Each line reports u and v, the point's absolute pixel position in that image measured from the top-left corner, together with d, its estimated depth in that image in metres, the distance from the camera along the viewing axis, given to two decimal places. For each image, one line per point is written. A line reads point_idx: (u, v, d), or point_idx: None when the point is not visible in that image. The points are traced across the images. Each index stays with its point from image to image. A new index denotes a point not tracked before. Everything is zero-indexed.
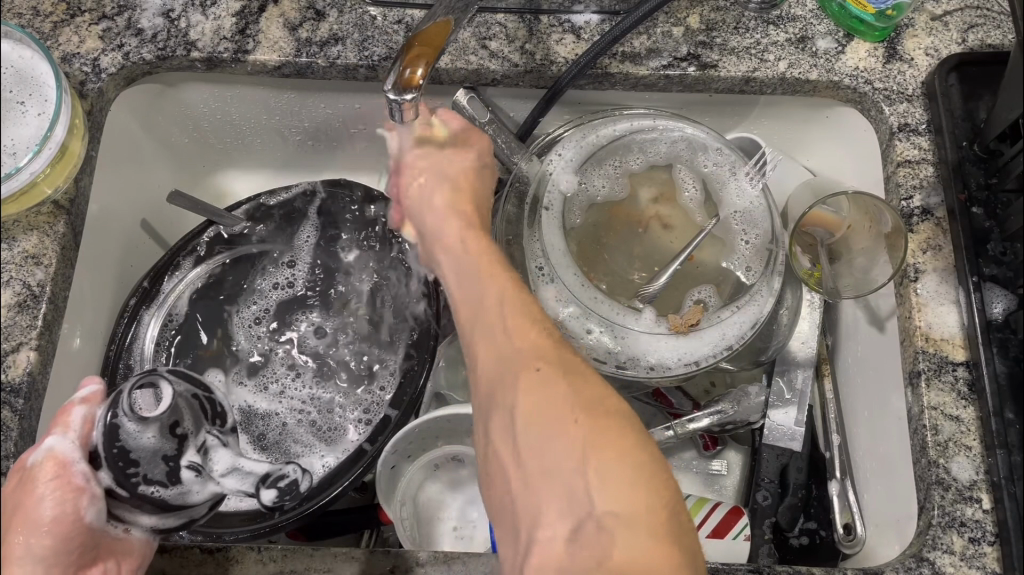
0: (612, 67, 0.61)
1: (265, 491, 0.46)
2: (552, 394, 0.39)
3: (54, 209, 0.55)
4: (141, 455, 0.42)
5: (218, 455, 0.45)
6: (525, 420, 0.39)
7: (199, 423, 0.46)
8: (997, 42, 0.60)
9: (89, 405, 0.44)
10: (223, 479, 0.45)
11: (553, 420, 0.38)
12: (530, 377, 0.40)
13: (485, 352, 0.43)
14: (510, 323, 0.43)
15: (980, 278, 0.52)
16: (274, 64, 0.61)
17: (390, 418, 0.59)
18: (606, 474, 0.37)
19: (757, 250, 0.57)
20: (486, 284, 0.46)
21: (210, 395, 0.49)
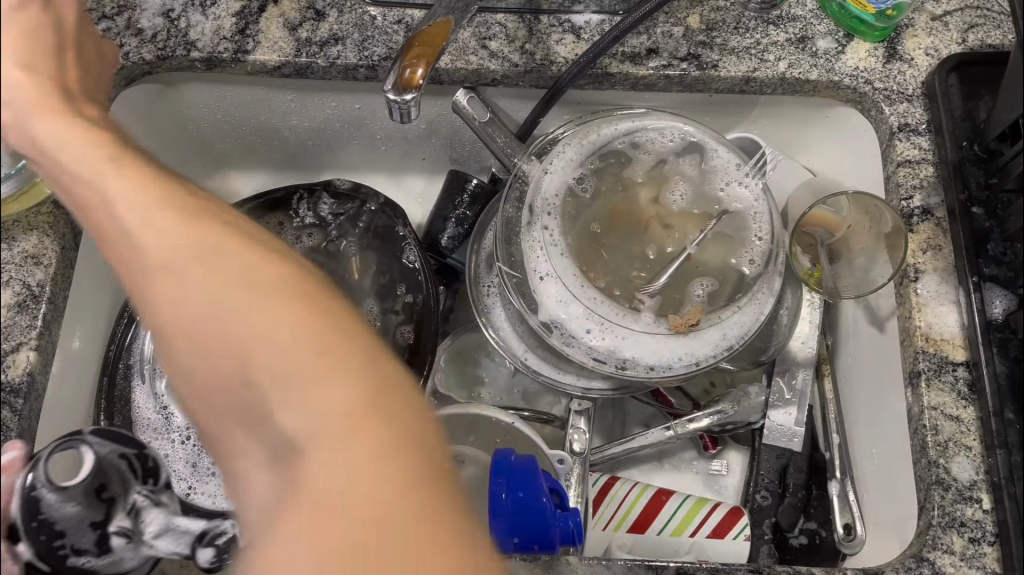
0: (612, 67, 0.61)
1: (201, 551, 0.44)
2: (291, 326, 0.39)
3: (54, 209, 0.55)
4: (66, 526, 0.43)
5: (151, 516, 0.45)
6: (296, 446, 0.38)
7: (128, 485, 0.45)
8: (998, 42, 0.60)
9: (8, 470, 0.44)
10: (156, 541, 0.45)
11: (383, 492, 0.36)
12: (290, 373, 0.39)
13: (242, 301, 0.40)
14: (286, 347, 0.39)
15: (981, 278, 0.52)
16: (274, 64, 0.61)
17: None
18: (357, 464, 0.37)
19: (764, 249, 0.57)
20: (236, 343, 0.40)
21: (144, 450, 0.47)
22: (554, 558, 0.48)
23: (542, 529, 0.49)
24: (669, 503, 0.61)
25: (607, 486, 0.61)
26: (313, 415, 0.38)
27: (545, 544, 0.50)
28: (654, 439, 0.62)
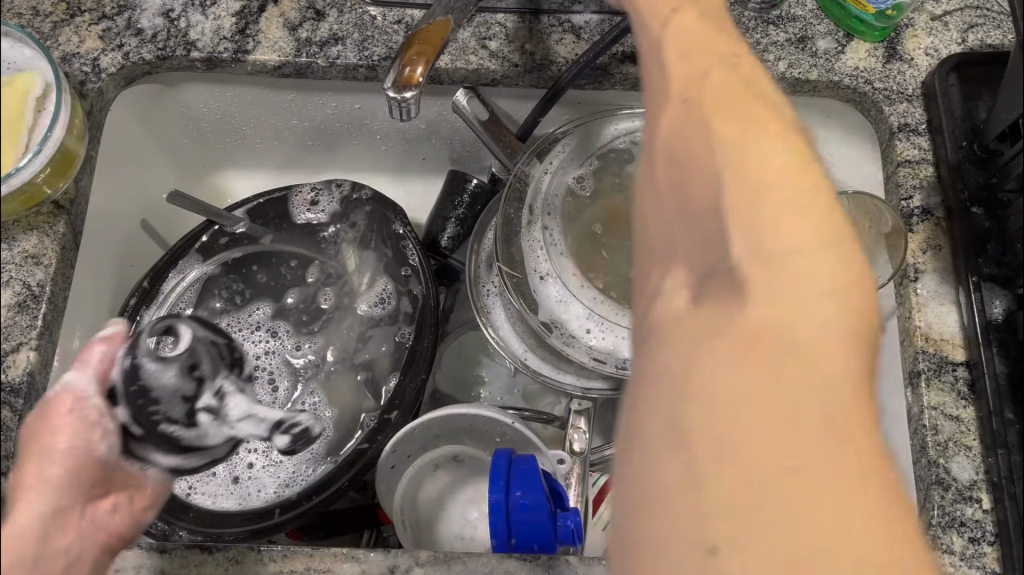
0: (612, 67, 0.61)
1: (281, 436, 0.53)
2: (763, 155, 0.29)
3: (54, 209, 0.55)
4: (161, 394, 0.43)
5: (234, 400, 0.46)
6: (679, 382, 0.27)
7: (217, 368, 0.46)
8: (998, 42, 0.60)
9: (111, 345, 0.45)
10: (238, 422, 0.46)
11: (823, 363, 0.25)
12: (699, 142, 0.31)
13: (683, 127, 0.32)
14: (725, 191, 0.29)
15: (980, 279, 0.52)
16: (274, 64, 0.61)
17: (390, 419, 0.59)
18: (790, 230, 0.27)
19: None
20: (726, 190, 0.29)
21: (230, 342, 0.49)
22: (554, 559, 0.48)
23: (543, 531, 0.49)
24: None
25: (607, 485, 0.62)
26: (764, 227, 0.27)
27: (545, 544, 0.49)
28: None
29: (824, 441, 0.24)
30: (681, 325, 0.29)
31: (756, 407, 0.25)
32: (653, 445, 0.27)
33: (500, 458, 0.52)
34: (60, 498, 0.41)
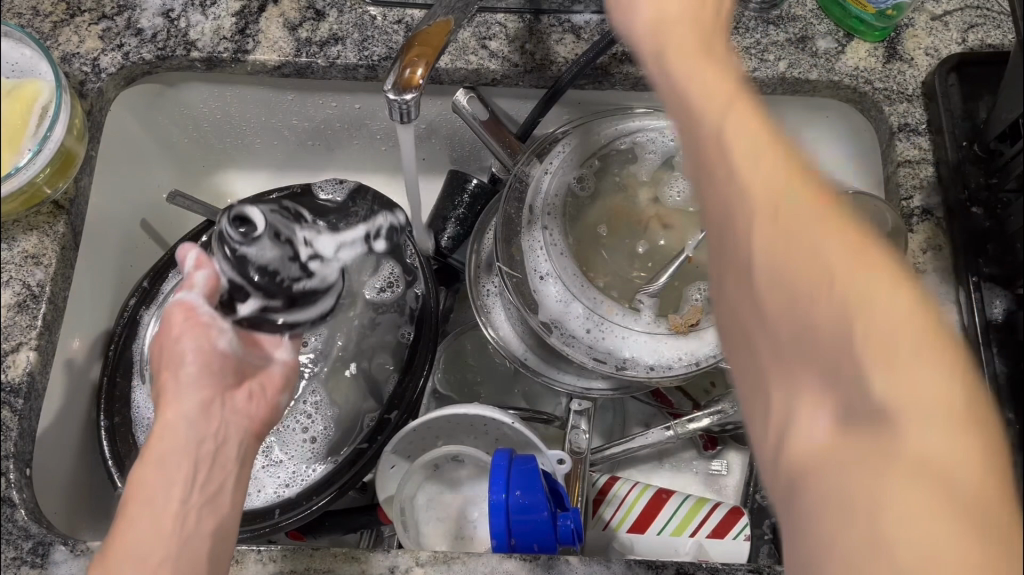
0: (612, 67, 0.61)
1: (377, 242, 0.59)
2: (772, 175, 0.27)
3: (54, 209, 0.55)
4: (274, 264, 0.50)
5: (322, 240, 0.55)
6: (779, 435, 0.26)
7: (290, 223, 0.53)
8: (998, 42, 0.60)
9: (205, 268, 0.50)
10: (337, 257, 0.55)
11: (913, 328, 0.24)
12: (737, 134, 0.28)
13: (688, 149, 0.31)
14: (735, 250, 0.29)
15: (979, 279, 0.52)
16: (274, 64, 0.61)
17: (390, 419, 0.60)
18: (827, 242, 0.25)
19: None
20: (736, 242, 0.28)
21: (282, 204, 0.55)
22: (554, 558, 0.48)
23: (543, 531, 0.49)
24: (668, 504, 0.60)
25: (607, 486, 0.62)
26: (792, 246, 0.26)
27: (545, 544, 0.49)
28: (654, 439, 0.62)
29: (944, 418, 0.23)
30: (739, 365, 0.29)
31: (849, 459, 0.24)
32: (772, 504, 0.27)
33: (500, 457, 0.52)
34: (201, 389, 0.48)
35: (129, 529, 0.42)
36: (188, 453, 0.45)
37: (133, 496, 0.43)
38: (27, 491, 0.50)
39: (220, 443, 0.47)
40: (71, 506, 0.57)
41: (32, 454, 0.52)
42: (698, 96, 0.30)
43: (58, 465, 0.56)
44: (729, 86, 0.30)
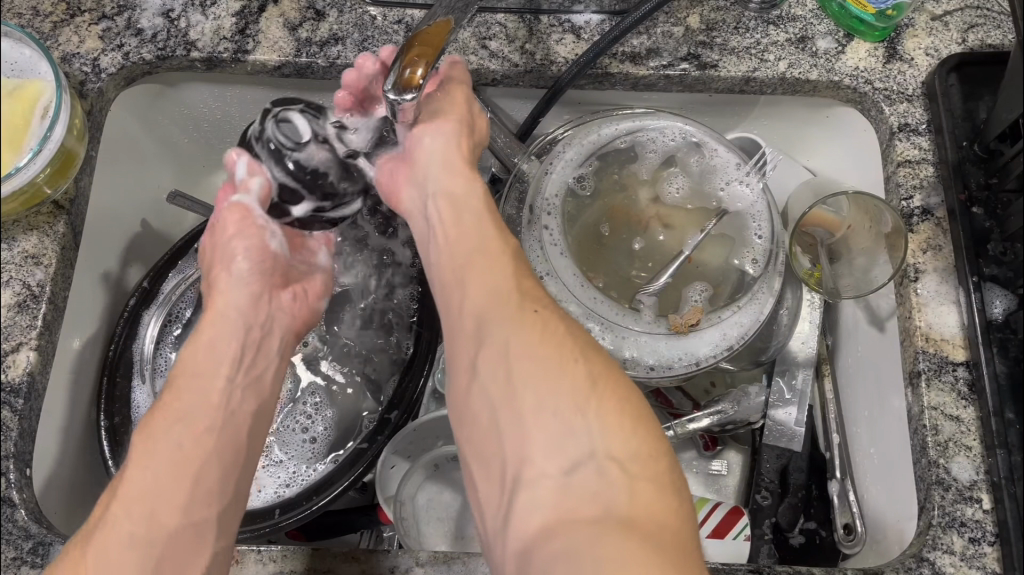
0: (612, 67, 0.61)
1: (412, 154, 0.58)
2: (520, 344, 0.42)
3: (54, 209, 0.55)
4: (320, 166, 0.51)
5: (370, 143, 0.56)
6: (519, 366, 0.41)
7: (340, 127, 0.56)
8: (998, 42, 0.60)
9: (258, 176, 0.52)
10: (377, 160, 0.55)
11: (556, 412, 0.40)
12: (474, 269, 0.46)
13: (481, 294, 0.45)
14: (511, 276, 0.45)
15: (980, 279, 0.52)
16: (274, 64, 0.61)
17: (390, 419, 0.59)
18: (532, 397, 0.40)
19: (764, 248, 0.57)
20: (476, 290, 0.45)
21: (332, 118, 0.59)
22: None
23: None
24: None
25: None
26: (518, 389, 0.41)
27: None
28: None
29: (549, 367, 0.41)
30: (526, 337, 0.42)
31: (559, 405, 0.40)
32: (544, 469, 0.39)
33: None
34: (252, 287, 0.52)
35: (173, 416, 0.47)
36: (236, 339, 0.50)
37: (177, 389, 0.48)
38: (27, 491, 0.50)
39: (267, 329, 0.53)
40: (72, 506, 0.57)
41: (32, 455, 0.52)
42: (456, 193, 0.49)
43: (59, 465, 0.56)
44: (503, 247, 0.47)
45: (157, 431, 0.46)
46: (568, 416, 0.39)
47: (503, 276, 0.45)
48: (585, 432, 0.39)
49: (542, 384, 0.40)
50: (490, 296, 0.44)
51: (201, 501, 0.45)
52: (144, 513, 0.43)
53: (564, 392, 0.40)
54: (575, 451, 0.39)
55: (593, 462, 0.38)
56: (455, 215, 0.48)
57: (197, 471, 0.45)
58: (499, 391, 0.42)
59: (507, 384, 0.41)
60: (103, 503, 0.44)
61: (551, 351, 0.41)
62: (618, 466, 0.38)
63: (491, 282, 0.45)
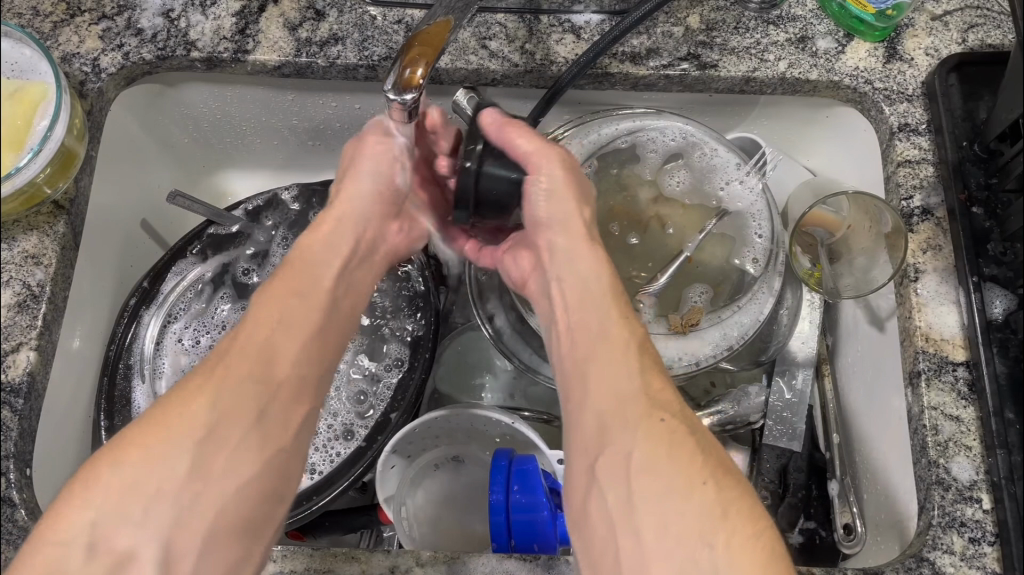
0: (612, 67, 0.61)
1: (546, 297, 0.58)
2: (649, 453, 0.41)
3: (54, 209, 0.55)
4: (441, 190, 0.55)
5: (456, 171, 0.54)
6: (646, 468, 0.40)
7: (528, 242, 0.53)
8: (998, 42, 0.60)
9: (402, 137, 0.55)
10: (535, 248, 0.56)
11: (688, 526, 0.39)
12: (601, 369, 0.45)
13: (606, 391, 0.44)
14: (637, 376, 0.44)
15: (980, 278, 0.52)
16: (274, 64, 0.61)
17: (390, 419, 0.59)
18: (658, 505, 0.39)
19: (767, 244, 0.57)
20: (603, 390, 0.44)
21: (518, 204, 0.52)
22: (554, 558, 0.48)
23: (541, 529, 0.50)
24: None
25: None
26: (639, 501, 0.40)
27: (544, 544, 0.51)
28: None
29: (682, 478, 0.40)
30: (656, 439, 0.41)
31: (685, 522, 0.39)
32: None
33: (501, 457, 0.53)
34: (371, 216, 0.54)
35: (299, 287, 0.50)
36: (351, 238, 0.53)
37: (296, 271, 0.50)
38: (27, 491, 0.50)
39: (376, 240, 0.56)
40: None
41: (32, 455, 0.52)
42: (579, 268, 0.50)
43: (60, 465, 0.56)
44: (631, 341, 0.46)
45: (285, 296, 0.49)
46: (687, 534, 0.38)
47: (627, 374, 0.44)
48: (711, 560, 0.37)
49: (662, 495, 0.40)
50: (615, 396, 0.43)
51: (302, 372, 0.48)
52: (261, 374, 0.45)
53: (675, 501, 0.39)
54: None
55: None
56: (580, 296, 0.49)
57: (311, 343, 0.49)
58: (616, 492, 0.41)
59: (622, 488, 0.41)
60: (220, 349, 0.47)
61: (683, 465, 0.41)
62: None
63: (618, 381, 0.44)
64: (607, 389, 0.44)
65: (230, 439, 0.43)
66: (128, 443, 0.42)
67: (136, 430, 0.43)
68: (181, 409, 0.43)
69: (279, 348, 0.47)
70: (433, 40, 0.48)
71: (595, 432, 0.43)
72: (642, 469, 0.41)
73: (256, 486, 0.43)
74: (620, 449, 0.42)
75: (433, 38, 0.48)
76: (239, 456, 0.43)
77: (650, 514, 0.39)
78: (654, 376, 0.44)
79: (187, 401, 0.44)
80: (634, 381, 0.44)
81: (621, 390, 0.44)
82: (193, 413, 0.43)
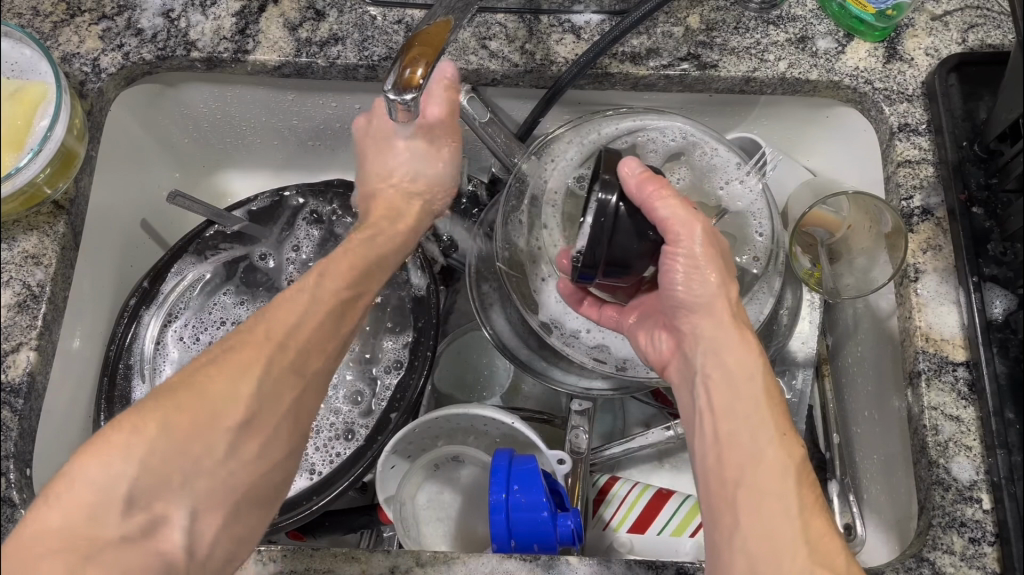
0: (612, 67, 0.61)
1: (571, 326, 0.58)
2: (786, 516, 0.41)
3: (54, 209, 0.55)
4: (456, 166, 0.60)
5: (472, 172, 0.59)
6: (777, 536, 0.41)
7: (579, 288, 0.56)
8: (998, 42, 0.60)
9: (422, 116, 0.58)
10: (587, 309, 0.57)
11: None
12: (732, 423, 0.45)
13: (741, 450, 0.44)
14: (776, 440, 0.43)
15: (980, 279, 0.52)
16: (274, 64, 0.61)
17: (390, 419, 0.59)
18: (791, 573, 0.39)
19: (767, 243, 0.57)
20: (743, 445, 0.44)
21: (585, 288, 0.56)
22: (553, 559, 0.48)
23: (542, 529, 0.50)
24: (669, 502, 0.61)
25: (607, 486, 0.62)
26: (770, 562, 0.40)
27: (545, 544, 0.51)
28: (654, 439, 0.61)
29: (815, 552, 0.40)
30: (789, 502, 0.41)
31: None
32: None
33: (500, 457, 0.53)
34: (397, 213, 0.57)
35: (350, 283, 0.48)
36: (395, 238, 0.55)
37: (351, 263, 0.50)
38: (28, 491, 0.50)
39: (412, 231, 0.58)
40: None
41: (32, 455, 0.52)
42: (715, 307, 0.48)
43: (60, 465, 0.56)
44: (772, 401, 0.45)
45: (341, 291, 0.47)
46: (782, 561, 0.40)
47: (764, 432, 0.44)
48: None
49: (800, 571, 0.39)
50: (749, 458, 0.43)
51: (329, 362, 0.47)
52: (304, 355, 0.44)
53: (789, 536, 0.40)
54: None
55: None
56: (715, 349, 0.47)
57: (348, 339, 0.48)
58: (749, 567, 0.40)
59: (762, 559, 0.40)
60: (257, 321, 0.45)
61: (794, 493, 0.42)
62: None
63: (757, 442, 0.43)
64: (740, 446, 0.44)
65: (264, 430, 0.42)
66: (153, 410, 0.40)
67: (166, 398, 0.41)
68: (217, 383, 0.41)
69: (321, 344, 0.46)
70: (433, 39, 0.48)
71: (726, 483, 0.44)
72: (774, 536, 0.41)
73: (272, 473, 0.43)
74: (751, 512, 0.42)
75: (433, 37, 0.48)
76: (272, 444, 0.43)
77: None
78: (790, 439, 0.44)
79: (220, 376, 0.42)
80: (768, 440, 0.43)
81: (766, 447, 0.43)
82: (236, 392, 0.41)
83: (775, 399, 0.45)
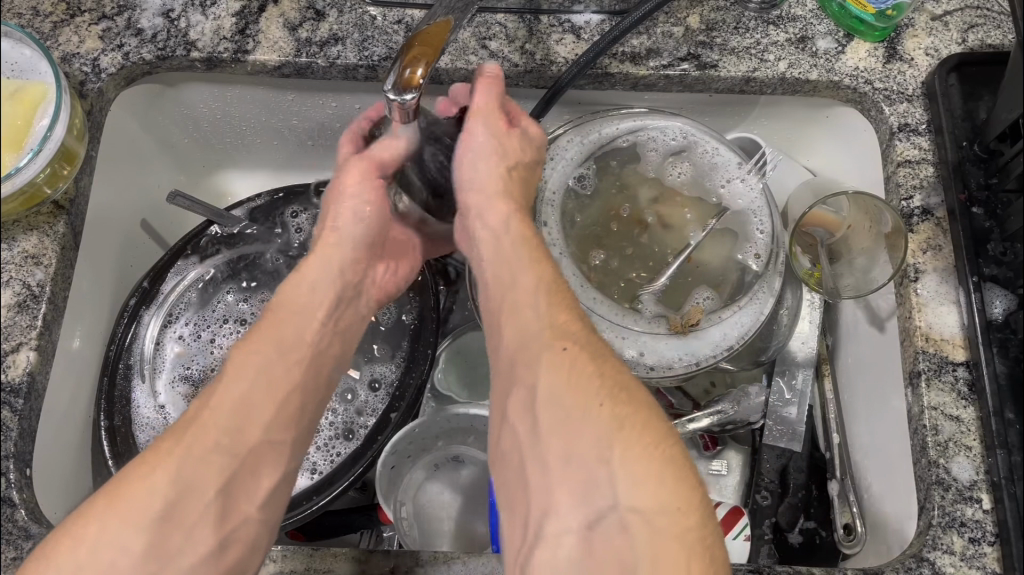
0: (612, 67, 0.61)
1: None
2: (552, 385, 0.40)
3: (54, 209, 0.55)
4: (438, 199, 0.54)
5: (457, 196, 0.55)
6: (548, 403, 0.39)
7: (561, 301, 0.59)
8: (998, 42, 0.60)
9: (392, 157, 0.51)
10: None
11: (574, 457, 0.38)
12: (509, 309, 0.44)
13: (516, 331, 0.43)
14: (543, 312, 0.43)
15: (980, 279, 0.52)
16: (274, 64, 0.61)
17: (390, 419, 0.59)
18: (561, 437, 0.38)
19: (767, 241, 0.57)
20: (515, 325, 0.43)
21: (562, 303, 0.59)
22: None
23: None
24: None
25: None
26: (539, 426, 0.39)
27: None
28: None
29: (587, 409, 0.39)
30: (557, 365, 0.40)
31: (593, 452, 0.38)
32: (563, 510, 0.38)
33: None
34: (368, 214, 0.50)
35: (274, 348, 0.46)
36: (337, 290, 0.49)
37: (279, 323, 0.47)
38: (28, 491, 0.50)
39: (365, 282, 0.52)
40: (74, 508, 0.56)
41: (33, 455, 0.52)
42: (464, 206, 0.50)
43: (60, 465, 0.56)
44: (546, 277, 0.45)
45: (262, 349, 0.45)
46: (591, 463, 0.38)
47: (552, 306, 0.43)
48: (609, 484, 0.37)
49: (569, 429, 0.38)
50: (519, 335, 0.43)
51: (323, 369, 0.49)
52: (233, 423, 0.43)
53: (590, 440, 0.38)
54: (601, 505, 0.37)
55: (615, 516, 0.37)
56: (485, 242, 0.48)
57: (290, 400, 0.45)
58: (528, 437, 0.40)
59: (532, 430, 0.40)
60: (198, 408, 0.43)
61: (547, 355, 0.41)
62: (641, 520, 0.36)
63: (526, 320, 0.43)
64: (517, 323, 0.44)
65: (194, 513, 0.40)
66: (93, 517, 0.39)
67: (89, 510, 0.39)
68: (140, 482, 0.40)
69: (255, 407, 0.44)
70: (433, 39, 0.47)
71: (508, 360, 0.43)
72: (542, 405, 0.40)
73: (241, 527, 0.42)
74: (522, 388, 0.41)
75: (432, 37, 0.47)
76: (224, 521, 0.41)
77: (556, 447, 0.39)
78: (560, 307, 0.43)
79: (211, 413, 0.42)
80: (546, 309, 0.43)
81: (535, 311, 0.43)
82: (153, 482, 0.40)
83: (563, 286, 0.45)
